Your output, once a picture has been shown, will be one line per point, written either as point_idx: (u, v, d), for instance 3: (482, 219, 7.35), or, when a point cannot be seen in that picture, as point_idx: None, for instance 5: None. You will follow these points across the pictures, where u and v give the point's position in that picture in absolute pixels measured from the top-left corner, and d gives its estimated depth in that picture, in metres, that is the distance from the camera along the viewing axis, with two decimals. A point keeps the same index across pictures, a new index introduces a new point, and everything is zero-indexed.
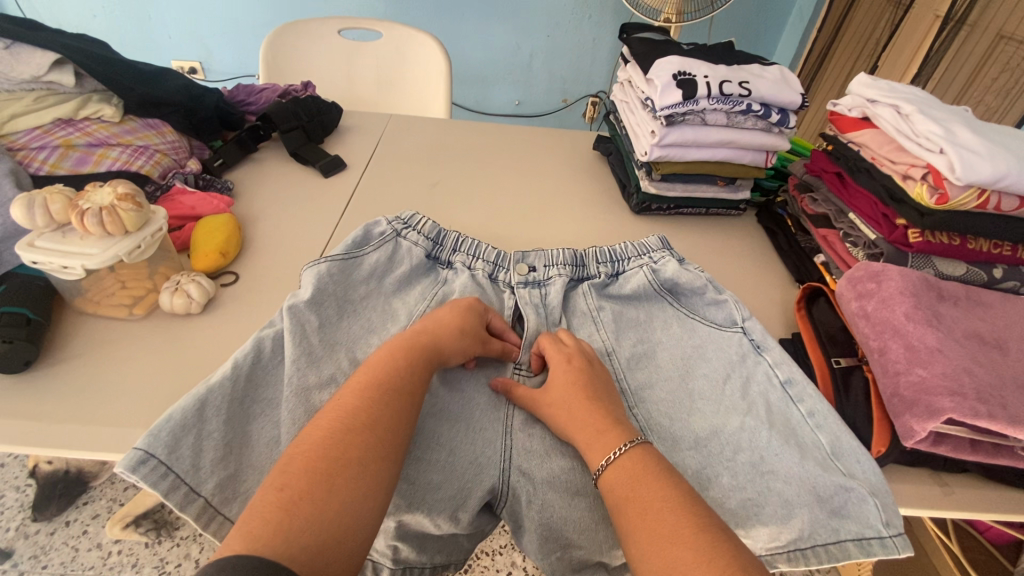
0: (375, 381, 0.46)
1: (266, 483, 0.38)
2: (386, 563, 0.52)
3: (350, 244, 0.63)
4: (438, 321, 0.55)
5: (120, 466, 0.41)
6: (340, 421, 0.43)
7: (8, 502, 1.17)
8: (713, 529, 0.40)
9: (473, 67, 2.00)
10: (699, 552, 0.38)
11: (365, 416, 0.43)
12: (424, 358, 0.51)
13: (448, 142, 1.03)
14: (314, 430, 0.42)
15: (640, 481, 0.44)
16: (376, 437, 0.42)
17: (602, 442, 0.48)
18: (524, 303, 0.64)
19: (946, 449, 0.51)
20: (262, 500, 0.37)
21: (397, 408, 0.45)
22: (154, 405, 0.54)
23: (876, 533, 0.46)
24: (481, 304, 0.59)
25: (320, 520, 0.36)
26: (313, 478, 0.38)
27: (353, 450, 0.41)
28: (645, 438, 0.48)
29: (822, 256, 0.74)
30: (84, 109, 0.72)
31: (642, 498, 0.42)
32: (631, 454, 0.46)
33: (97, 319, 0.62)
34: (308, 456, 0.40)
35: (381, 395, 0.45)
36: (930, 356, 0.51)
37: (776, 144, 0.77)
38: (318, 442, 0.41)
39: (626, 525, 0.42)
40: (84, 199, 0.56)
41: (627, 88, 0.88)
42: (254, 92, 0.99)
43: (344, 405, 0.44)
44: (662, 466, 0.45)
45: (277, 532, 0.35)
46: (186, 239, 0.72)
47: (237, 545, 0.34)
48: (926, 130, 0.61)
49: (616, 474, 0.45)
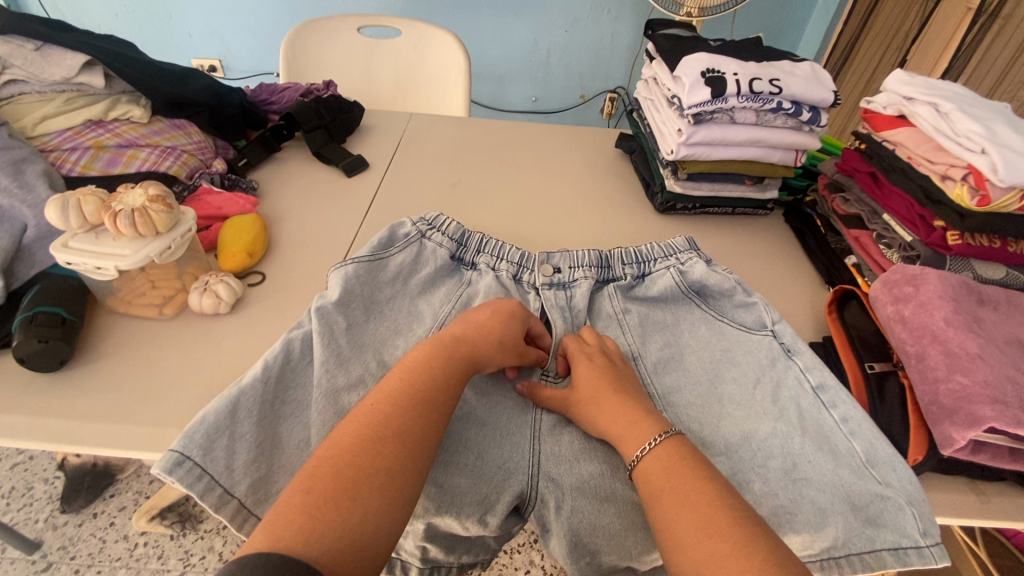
0: (407, 389, 0.46)
1: (292, 484, 0.39)
2: (415, 562, 0.53)
3: (376, 245, 0.63)
4: (476, 327, 0.54)
5: (158, 468, 0.42)
6: (370, 428, 0.43)
7: (38, 493, 1.20)
8: (750, 522, 0.39)
9: (489, 64, 1.99)
10: (736, 543, 0.37)
11: (395, 425, 0.43)
12: (458, 367, 0.50)
13: (469, 141, 1.02)
14: (343, 435, 0.42)
15: (676, 472, 0.43)
16: (405, 448, 0.42)
17: (631, 447, 0.48)
18: (549, 304, 0.63)
19: (986, 458, 0.50)
20: (288, 501, 0.37)
21: (426, 418, 0.45)
22: (185, 404, 0.55)
23: (913, 543, 0.45)
24: (524, 312, 0.58)
25: (343, 528, 0.36)
26: (339, 484, 0.38)
27: (381, 460, 0.41)
28: (679, 430, 0.48)
29: (853, 258, 0.72)
30: (114, 110, 0.73)
31: (678, 490, 0.42)
32: (666, 445, 0.46)
33: (128, 318, 0.63)
34: (336, 462, 0.40)
35: (412, 403, 0.45)
36: (971, 363, 0.50)
37: (807, 142, 0.75)
38: (346, 448, 0.41)
39: (660, 514, 0.42)
40: (116, 201, 0.57)
41: (652, 85, 0.87)
42: (276, 92, 0.99)
43: (375, 412, 0.44)
44: (698, 458, 0.45)
45: (300, 535, 0.35)
46: (213, 239, 0.72)
47: (262, 544, 0.34)
48: (967, 129, 0.59)
49: (650, 464, 0.45)
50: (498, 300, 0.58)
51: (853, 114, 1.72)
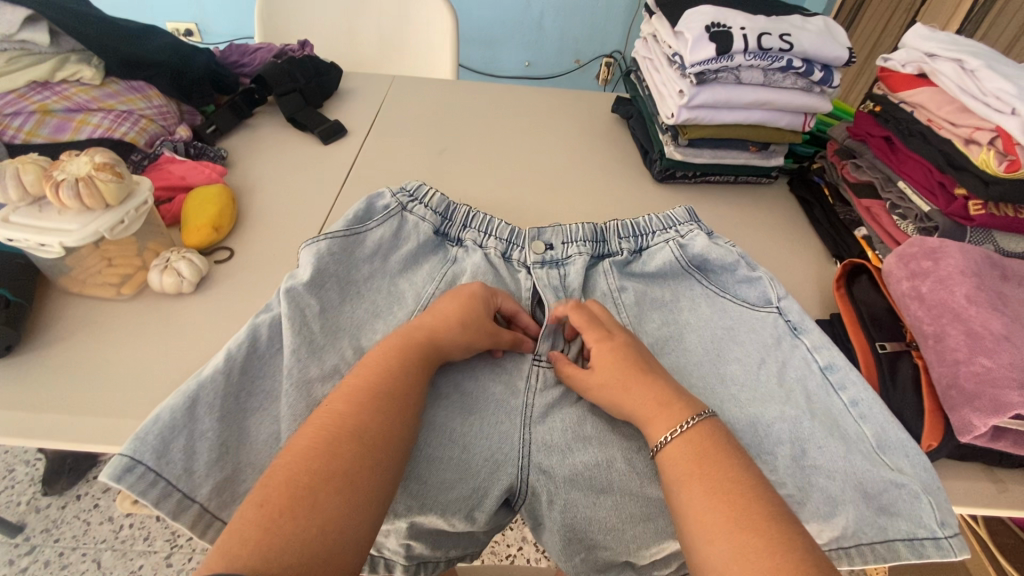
0: (363, 386, 0.42)
1: (247, 499, 0.34)
2: (399, 560, 0.50)
3: (352, 218, 0.58)
4: (436, 314, 0.49)
5: (105, 476, 0.38)
6: (326, 429, 0.38)
7: (18, 476, 1.17)
8: (785, 519, 0.36)
9: (480, 26, 1.89)
10: (772, 541, 0.34)
11: (353, 424, 0.39)
12: (420, 358, 0.46)
13: (456, 105, 0.96)
14: (299, 440, 0.38)
15: (708, 459, 0.40)
16: (363, 446, 0.38)
17: (653, 431, 0.44)
18: (541, 283, 0.59)
19: (1005, 445, 0.47)
20: (242, 517, 0.33)
21: (387, 414, 0.41)
22: (146, 393, 0.50)
23: (930, 533, 0.42)
24: (486, 289, 0.52)
25: (303, 537, 0.33)
26: (295, 492, 0.34)
27: (339, 460, 0.37)
28: (711, 413, 0.44)
29: (864, 230, 0.68)
30: (62, 71, 0.66)
31: (712, 477, 0.39)
32: (699, 429, 0.42)
33: (85, 299, 0.58)
34: (291, 468, 0.36)
35: (369, 400, 0.41)
36: (995, 345, 0.46)
37: (816, 105, 0.70)
38: (302, 454, 0.37)
39: (686, 500, 0.38)
40: (59, 169, 0.51)
41: (652, 43, 0.80)
42: (248, 52, 0.92)
43: (331, 413, 0.40)
44: (730, 447, 0.41)
45: (258, 552, 0.31)
46: (176, 213, 0.67)
47: (216, 564, 0.31)
48: (997, 88, 0.55)
49: (680, 448, 0.41)
50: (459, 284, 0.53)
51: (865, 82, 1.59)
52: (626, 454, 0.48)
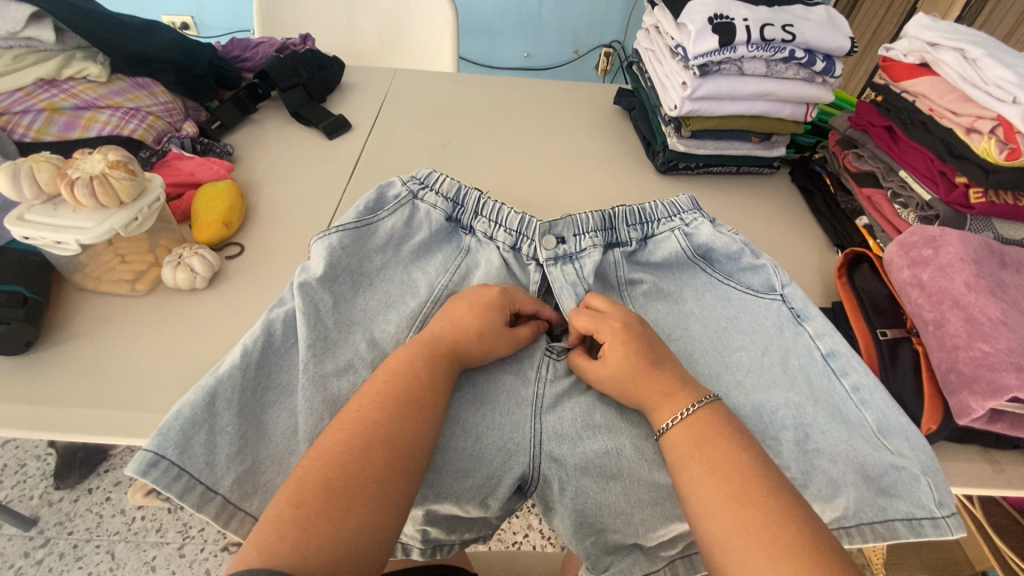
0: (393, 394, 0.43)
1: (279, 498, 0.36)
2: (416, 544, 0.52)
3: (363, 209, 0.58)
4: (453, 320, 0.50)
5: (130, 471, 0.39)
6: (355, 435, 0.39)
7: (30, 470, 1.18)
8: (784, 493, 0.38)
9: (478, 17, 1.88)
10: (769, 513, 0.36)
11: (384, 431, 0.40)
12: (440, 365, 0.47)
13: (458, 98, 0.96)
14: (328, 444, 0.39)
15: (707, 442, 0.42)
16: (391, 453, 0.39)
17: (657, 416, 0.46)
18: (557, 284, 0.58)
19: (1002, 427, 0.48)
20: (276, 517, 0.34)
21: (417, 421, 0.42)
22: (163, 387, 0.52)
23: (928, 514, 0.44)
24: (503, 296, 0.52)
25: (336, 538, 0.34)
26: (329, 494, 0.36)
27: (368, 467, 0.38)
28: (715, 398, 0.46)
29: (865, 219, 0.69)
30: (68, 68, 0.66)
31: (712, 458, 0.41)
32: (700, 415, 0.44)
33: (99, 296, 0.59)
34: (324, 471, 0.37)
35: (397, 407, 0.42)
36: (994, 330, 0.48)
37: (819, 95, 0.71)
38: (333, 458, 0.38)
39: (688, 481, 0.40)
40: (72, 167, 0.52)
41: (654, 34, 0.81)
42: (250, 46, 0.91)
43: (360, 418, 0.41)
44: (733, 429, 0.43)
45: (296, 551, 0.33)
46: (186, 209, 0.67)
47: (255, 560, 0.32)
48: (997, 77, 0.56)
49: (682, 433, 0.43)
50: (479, 289, 0.53)
51: (871, 70, 1.56)
52: (635, 442, 0.49)
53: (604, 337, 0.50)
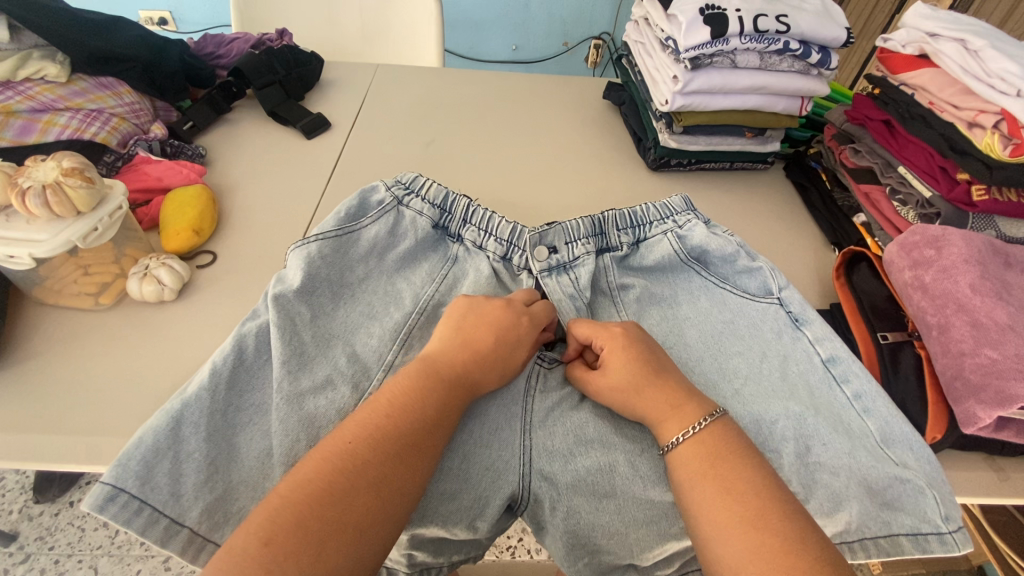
0: (389, 431, 0.39)
1: (249, 527, 0.33)
2: (401, 568, 0.49)
3: (343, 216, 0.55)
4: (471, 350, 0.46)
5: (85, 507, 0.36)
6: (339, 470, 0.36)
7: (9, 484, 1.14)
8: (796, 517, 0.36)
9: (465, 10, 1.84)
10: (782, 538, 0.34)
11: (375, 474, 0.36)
12: (452, 403, 0.43)
13: (443, 94, 0.93)
14: (308, 474, 0.35)
15: (718, 459, 0.40)
16: (375, 495, 0.36)
17: (664, 431, 0.43)
18: (554, 296, 0.56)
19: (1008, 435, 0.46)
20: (243, 552, 0.32)
21: (411, 465, 0.38)
22: (127, 409, 0.49)
23: (934, 529, 0.42)
24: (530, 330, 0.50)
25: None
26: (304, 535, 0.33)
27: (351, 510, 0.34)
28: (724, 412, 0.44)
29: (862, 216, 0.67)
30: (24, 69, 0.62)
31: (725, 476, 0.38)
32: (711, 431, 0.41)
33: (62, 311, 0.56)
34: (299, 509, 0.34)
35: (394, 448, 0.38)
36: (1001, 336, 0.46)
37: (814, 89, 0.69)
38: (313, 493, 0.34)
39: (697, 499, 0.38)
40: (24, 176, 0.48)
41: (643, 26, 0.78)
42: (224, 43, 0.87)
43: (350, 453, 0.37)
44: (745, 446, 0.41)
45: None
46: (154, 216, 0.64)
47: None
48: (1001, 70, 0.54)
49: (692, 449, 0.41)
50: (512, 320, 0.49)
51: (865, 58, 1.54)
52: (629, 458, 0.47)
53: (602, 344, 0.48)
